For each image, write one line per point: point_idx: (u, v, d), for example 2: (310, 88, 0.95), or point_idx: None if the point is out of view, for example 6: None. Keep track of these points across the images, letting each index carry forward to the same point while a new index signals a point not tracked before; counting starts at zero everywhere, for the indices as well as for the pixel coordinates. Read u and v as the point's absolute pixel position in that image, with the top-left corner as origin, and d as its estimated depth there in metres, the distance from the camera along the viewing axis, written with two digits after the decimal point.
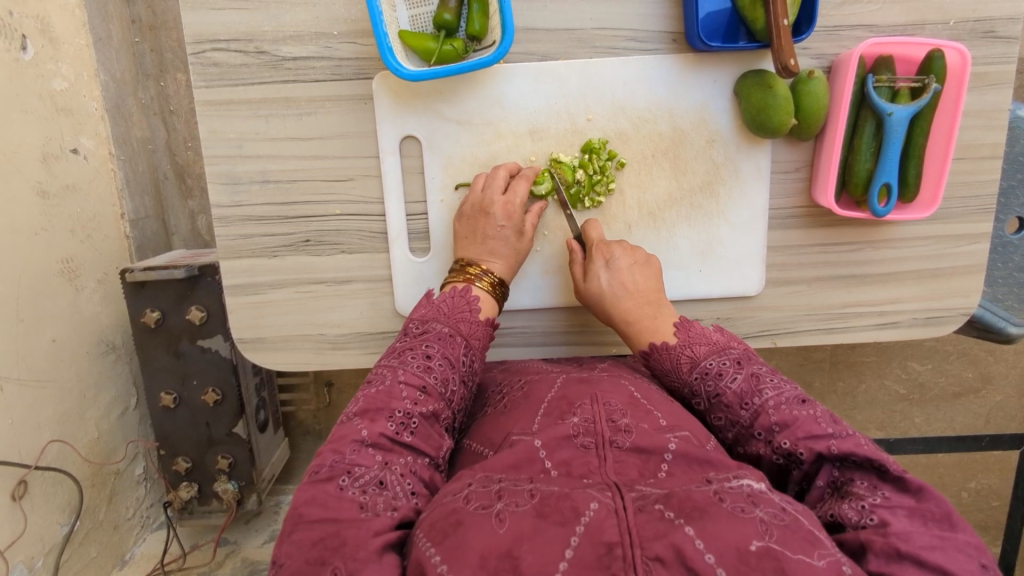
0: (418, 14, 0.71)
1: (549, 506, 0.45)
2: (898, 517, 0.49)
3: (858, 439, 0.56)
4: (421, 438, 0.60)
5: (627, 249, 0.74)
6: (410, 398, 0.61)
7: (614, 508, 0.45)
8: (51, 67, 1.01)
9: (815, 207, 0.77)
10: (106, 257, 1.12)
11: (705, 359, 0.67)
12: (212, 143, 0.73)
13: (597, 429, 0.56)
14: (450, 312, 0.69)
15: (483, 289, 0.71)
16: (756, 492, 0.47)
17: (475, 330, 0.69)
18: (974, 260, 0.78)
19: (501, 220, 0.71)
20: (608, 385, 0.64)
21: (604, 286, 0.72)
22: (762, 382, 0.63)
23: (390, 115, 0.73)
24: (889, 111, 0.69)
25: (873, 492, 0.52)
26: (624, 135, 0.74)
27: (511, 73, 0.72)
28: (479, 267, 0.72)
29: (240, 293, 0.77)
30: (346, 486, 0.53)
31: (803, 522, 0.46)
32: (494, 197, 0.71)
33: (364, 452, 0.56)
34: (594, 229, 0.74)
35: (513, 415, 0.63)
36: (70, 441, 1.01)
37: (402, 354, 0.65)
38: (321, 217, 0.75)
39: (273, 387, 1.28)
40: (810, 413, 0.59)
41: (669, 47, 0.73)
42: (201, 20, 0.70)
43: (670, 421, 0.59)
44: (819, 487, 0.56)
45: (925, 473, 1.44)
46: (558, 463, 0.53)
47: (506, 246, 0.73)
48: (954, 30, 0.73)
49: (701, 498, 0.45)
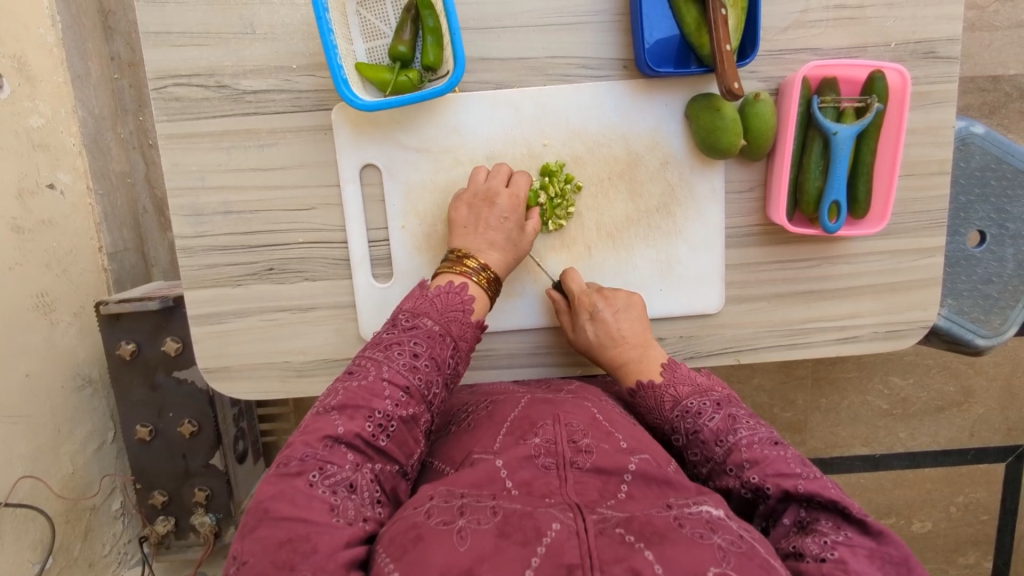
0: (374, 47, 0.73)
1: (511, 525, 0.46)
2: (857, 557, 0.51)
3: (823, 483, 0.58)
4: (396, 443, 0.60)
5: (609, 298, 0.75)
6: (392, 399, 0.60)
7: (575, 529, 0.45)
8: (28, 104, 1.03)
9: (770, 225, 0.79)
10: (83, 291, 1.13)
11: (687, 397, 0.68)
12: (175, 176, 0.74)
13: (557, 450, 0.57)
14: (443, 309, 0.68)
15: (478, 285, 0.71)
16: (714, 518, 0.49)
17: (464, 332, 0.69)
18: (930, 273, 0.80)
19: (506, 210, 0.72)
20: (571, 406, 0.65)
21: (592, 337, 0.75)
22: (738, 423, 0.65)
23: (349, 144, 0.74)
24: (834, 131, 0.71)
25: (836, 531, 0.54)
26: (580, 159, 0.76)
27: (466, 101, 0.74)
28: (475, 261, 0.72)
29: (206, 323, 0.78)
30: (316, 483, 0.53)
31: (760, 550, 0.48)
32: (499, 189, 0.73)
33: (336, 448, 0.57)
34: (574, 279, 0.76)
35: (475, 434, 0.64)
36: (43, 477, 1.00)
37: (388, 348, 0.64)
38: (285, 246, 0.76)
39: (253, 417, 1.27)
40: (781, 454, 0.61)
41: (620, 73, 0.75)
42: (162, 57, 0.71)
43: (632, 443, 0.61)
44: (786, 524, 0.58)
45: (912, 489, 1.43)
46: (519, 482, 0.53)
47: (506, 239, 0.73)
48: (896, 52, 0.75)
49: (661, 523, 0.47)
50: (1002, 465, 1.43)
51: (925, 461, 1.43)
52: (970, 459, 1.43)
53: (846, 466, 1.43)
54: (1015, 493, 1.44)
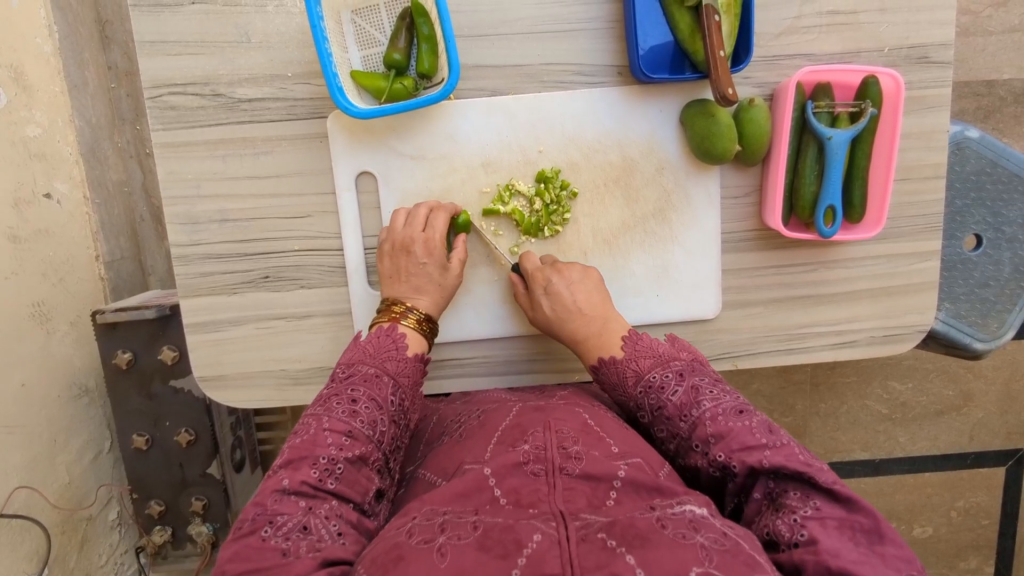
0: (370, 55, 0.74)
1: (492, 539, 0.46)
2: (827, 532, 0.52)
3: (790, 450, 0.58)
4: (347, 483, 0.59)
5: (563, 271, 0.74)
6: (334, 444, 0.60)
7: (557, 539, 0.46)
8: (25, 114, 1.03)
9: (766, 230, 0.79)
10: (80, 299, 1.13)
11: (649, 372, 0.68)
12: (171, 184, 0.74)
13: (546, 456, 0.57)
14: (376, 352, 0.69)
15: (410, 326, 0.72)
16: (698, 517, 0.49)
17: (404, 367, 0.69)
18: (927, 277, 0.80)
19: (422, 256, 0.72)
20: (562, 413, 0.65)
21: (549, 313, 0.73)
22: (701, 394, 0.65)
23: (345, 152, 0.74)
24: (828, 135, 0.71)
25: (805, 505, 0.54)
26: (575, 165, 0.76)
27: (462, 108, 0.74)
28: (403, 306, 0.73)
29: (201, 332, 0.77)
30: (269, 536, 0.53)
31: (744, 547, 0.48)
32: (416, 234, 0.72)
33: (286, 500, 0.56)
34: (529, 260, 0.76)
35: (466, 444, 0.63)
36: (39, 487, 0.99)
37: (327, 401, 0.64)
38: (281, 253, 0.76)
39: (249, 426, 1.27)
40: (746, 425, 0.61)
41: (615, 80, 0.75)
42: (158, 66, 0.71)
43: (623, 447, 0.61)
44: (757, 499, 0.58)
45: (913, 494, 1.43)
46: (507, 491, 0.53)
47: (431, 282, 0.74)
48: (889, 57, 0.75)
49: (643, 525, 0.47)
50: (1002, 469, 1.43)
51: (925, 466, 1.42)
52: (971, 463, 1.42)
53: (846, 471, 1.42)
54: (1016, 497, 1.44)
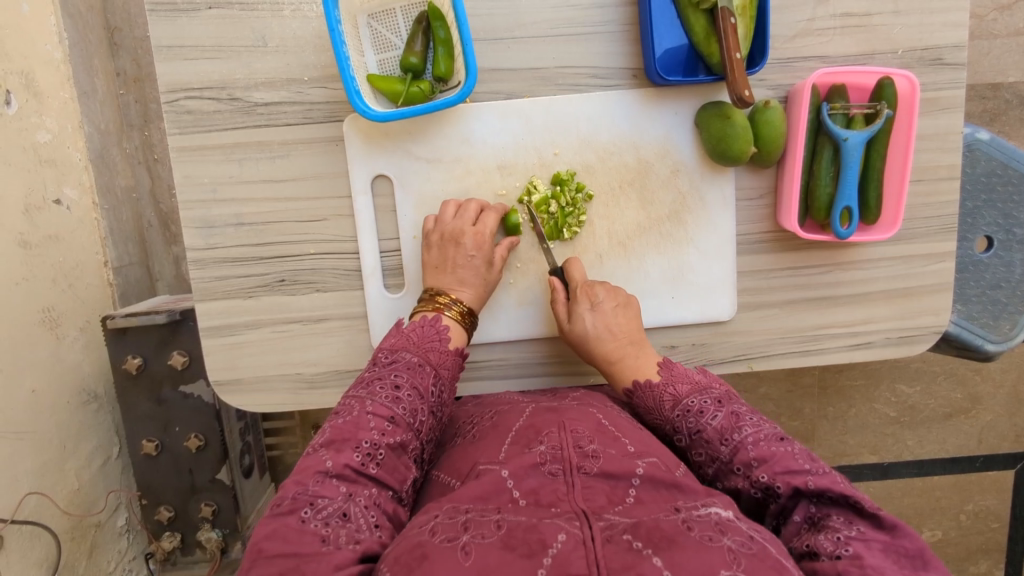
0: (385, 58, 0.74)
1: (516, 539, 0.46)
2: (872, 551, 0.50)
3: (832, 477, 0.58)
4: (387, 470, 0.60)
5: (610, 292, 0.75)
6: (377, 429, 0.61)
7: (581, 539, 0.45)
8: (36, 120, 1.03)
9: (781, 232, 0.79)
10: (89, 305, 1.13)
11: (687, 396, 0.68)
12: (187, 188, 0.74)
13: (563, 455, 0.56)
14: (419, 342, 0.70)
15: (453, 318, 0.72)
16: (723, 520, 0.49)
17: (445, 359, 0.70)
18: (941, 278, 0.80)
19: (471, 249, 0.72)
20: (576, 413, 0.65)
21: (590, 328, 0.73)
22: (742, 420, 0.64)
23: (361, 155, 0.74)
24: (844, 137, 0.71)
25: (848, 526, 0.53)
26: (591, 168, 0.76)
27: (477, 111, 0.74)
28: (448, 297, 0.73)
29: (216, 335, 0.77)
30: (308, 518, 0.54)
31: (770, 550, 0.48)
32: (465, 227, 0.73)
33: (327, 483, 0.57)
34: (574, 267, 0.76)
35: (480, 445, 0.63)
36: (49, 493, 0.99)
37: (370, 384, 0.65)
38: (296, 257, 0.76)
39: (258, 431, 1.26)
40: (788, 450, 0.61)
41: (630, 83, 0.75)
42: (174, 70, 0.71)
43: (638, 447, 0.60)
44: (797, 522, 0.57)
45: (921, 497, 1.42)
46: (525, 491, 0.53)
47: (476, 276, 0.74)
48: (903, 58, 0.76)
49: (669, 526, 0.47)
50: (1011, 472, 1.43)
51: (933, 469, 1.42)
52: (980, 466, 1.42)
53: (855, 475, 1.42)
54: None
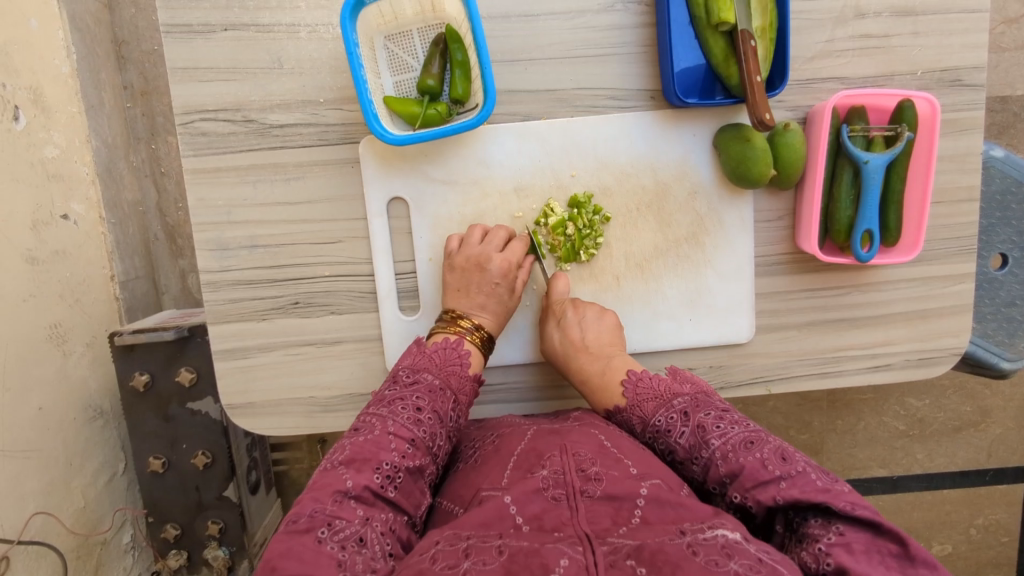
0: (402, 80, 0.73)
1: (518, 564, 0.46)
2: (854, 557, 0.50)
3: (805, 477, 0.56)
4: (404, 494, 0.60)
5: (580, 308, 0.75)
6: (398, 451, 0.61)
7: (584, 564, 0.45)
8: (44, 135, 1.03)
9: (799, 253, 0.78)
10: (96, 320, 1.12)
11: (654, 416, 0.68)
12: (200, 210, 0.73)
13: (566, 481, 0.56)
14: (441, 364, 0.70)
15: (473, 343, 0.73)
16: (731, 543, 0.48)
17: (464, 386, 0.70)
18: (961, 300, 0.79)
19: (497, 278, 0.73)
20: (578, 435, 0.64)
21: (556, 345, 0.75)
22: (708, 433, 0.63)
23: (377, 177, 0.74)
24: (865, 160, 0.71)
25: (827, 532, 0.52)
26: (609, 190, 0.75)
27: (494, 133, 0.74)
28: (468, 321, 0.73)
29: (229, 359, 0.77)
30: (325, 539, 0.52)
31: (782, 570, 0.46)
32: (492, 253, 0.72)
33: (345, 503, 0.56)
34: (559, 283, 0.76)
35: (482, 470, 0.62)
36: (55, 512, 0.98)
37: (392, 403, 0.65)
38: (310, 279, 0.75)
39: (265, 447, 1.25)
40: (756, 458, 0.59)
41: (648, 104, 0.75)
42: (189, 92, 0.71)
43: (641, 469, 0.59)
44: (781, 532, 0.57)
45: (931, 511, 1.41)
46: (529, 517, 0.52)
47: (497, 302, 0.75)
48: (922, 79, 0.75)
49: (673, 551, 0.46)
50: (1021, 485, 1.42)
51: (943, 483, 1.41)
52: (989, 480, 1.41)
53: (864, 489, 1.41)
54: None
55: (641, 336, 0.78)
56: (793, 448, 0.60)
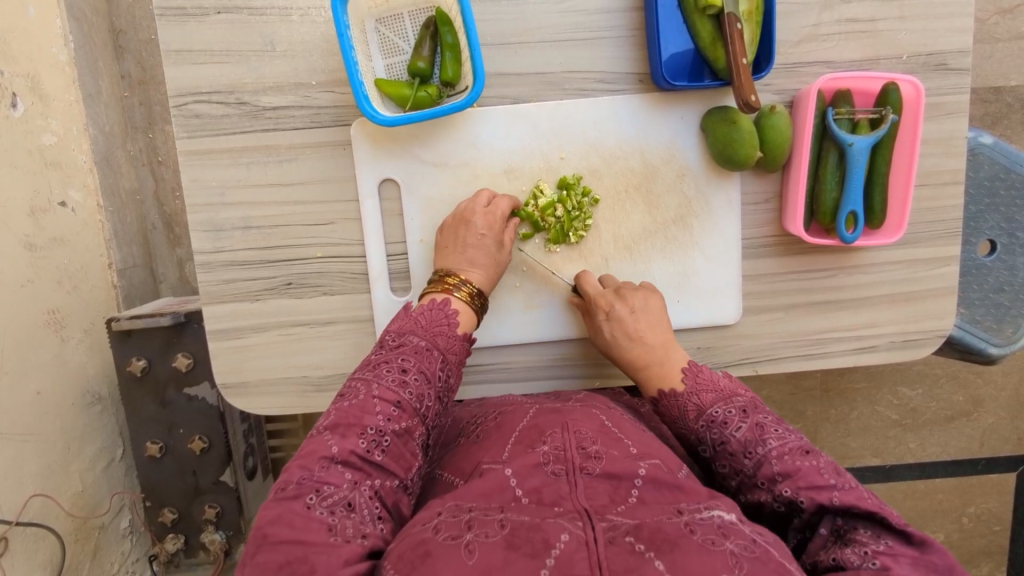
0: (392, 63, 0.74)
1: (519, 538, 0.46)
2: (902, 566, 0.50)
3: (860, 493, 0.57)
4: (392, 457, 0.60)
5: (625, 297, 0.74)
6: (383, 414, 0.61)
7: (584, 540, 0.45)
8: (41, 122, 1.03)
9: (786, 236, 0.79)
10: (94, 306, 1.13)
11: (711, 406, 0.67)
12: (194, 192, 0.74)
13: (566, 457, 0.57)
14: (428, 325, 0.69)
15: (462, 299, 0.72)
16: (726, 524, 0.49)
17: (453, 344, 0.70)
18: (945, 283, 0.80)
19: (481, 228, 0.73)
20: (579, 414, 0.65)
21: (610, 338, 0.75)
22: (766, 432, 0.63)
23: (367, 159, 0.75)
24: (849, 142, 0.72)
25: (877, 541, 0.53)
26: (596, 172, 0.77)
27: (484, 116, 0.75)
28: (456, 278, 0.73)
29: (223, 339, 0.78)
30: (314, 505, 0.54)
31: (775, 553, 0.48)
32: (477, 208, 0.74)
33: (332, 469, 0.57)
34: (588, 283, 0.76)
35: (484, 444, 0.64)
36: (53, 495, 0.99)
37: (377, 367, 0.65)
38: (303, 260, 0.77)
39: (262, 434, 1.26)
40: (814, 464, 0.60)
41: (636, 87, 0.76)
42: (182, 75, 0.72)
43: (640, 449, 0.60)
44: (823, 536, 0.57)
45: (924, 499, 1.43)
46: (529, 490, 0.53)
47: (486, 256, 0.74)
48: (907, 64, 0.76)
49: (671, 530, 0.47)
50: (1013, 475, 1.43)
51: (936, 472, 1.42)
52: (982, 469, 1.42)
53: (857, 477, 1.42)
54: None
55: None
56: (844, 469, 0.61)
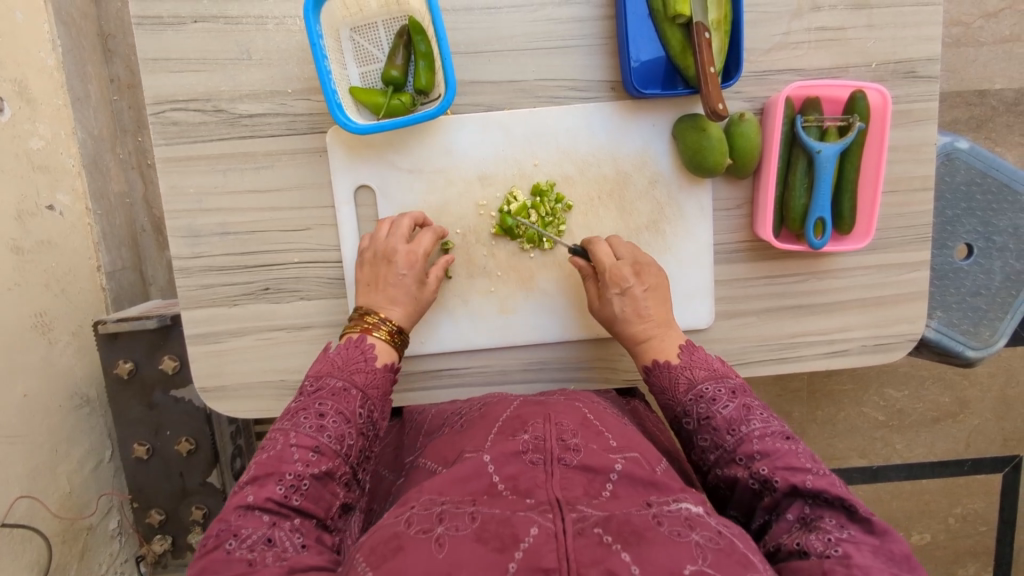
0: (368, 71, 0.75)
1: (489, 532, 0.47)
2: (862, 553, 0.52)
3: (831, 480, 0.59)
4: (311, 499, 0.60)
5: (640, 274, 0.74)
6: (301, 461, 0.60)
7: (553, 532, 0.46)
8: (29, 126, 1.04)
9: (758, 241, 0.80)
10: (82, 309, 1.14)
11: (703, 382, 0.68)
12: (173, 198, 0.75)
13: (545, 447, 0.57)
14: (345, 364, 0.68)
15: (381, 338, 0.71)
16: (693, 516, 0.50)
17: (373, 379, 0.69)
18: (917, 287, 0.81)
19: (401, 268, 0.73)
20: (562, 407, 0.66)
21: (618, 313, 0.73)
22: (752, 413, 0.65)
23: (343, 165, 0.76)
24: (818, 149, 0.73)
25: (840, 528, 0.55)
26: (570, 178, 0.78)
27: (459, 123, 0.76)
28: (376, 317, 0.72)
29: (202, 343, 0.79)
30: (233, 549, 0.54)
31: (738, 545, 0.49)
32: (397, 246, 0.73)
33: (249, 516, 0.57)
34: (603, 254, 0.74)
35: (467, 433, 0.64)
36: (40, 497, 1.00)
37: (295, 415, 0.64)
38: (281, 266, 0.78)
39: (249, 436, 1.27)
40: (793, 448, 0.62)
41: (609, 95, 0.77)
42: (160, 82, 0.73)
43: (620, 442, 0.61)
44: (788, 520, 0.58)
45: (911, 500, 1.44)
46: (505, 477, 0.54)
47: (407, 294, 0.74)
48: (877, 71, 0.77)
49: (639, 522, 0.48)
50: (1000, 476, 1.43)
51: (922, 473, 1.43)
52: (967, 469, 1.43)
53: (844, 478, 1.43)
54: (1013, 505, 1.44)
55: None
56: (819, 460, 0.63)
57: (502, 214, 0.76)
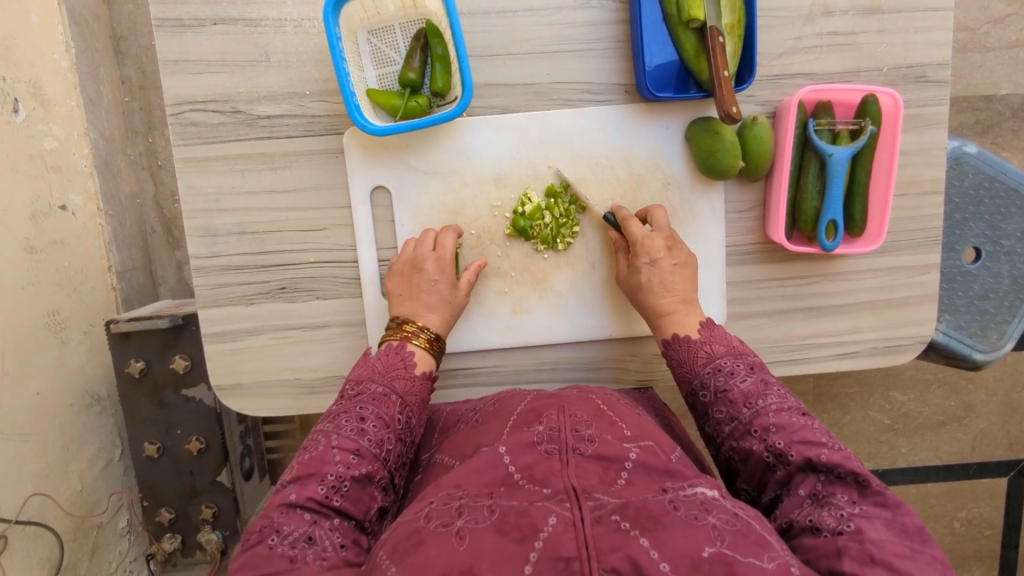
0: (384, 73, 0.76)
1: (508, 524, 0.47)
2: (873, 526, 0.53)
3: (846, 455, 0.59)
4: (351, 501, 0.61)
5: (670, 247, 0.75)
6: (343, 461, 0.61)
7: (571, 521, 0.47)
8: (42, 127, 1.05)
9: (769, 243, 0.81)
10: (93, 309, 1.15)
11: (722, 356, 0.69)
12: (190, 198, 0.76)
13: (560, 437, 0.58)
14: (385, 370, 0.70)
15: (420, 346, 0.73)
16: (708, 500, 0.51)
17: (412, 387, 0.70)
18: (926, 290, 0.82)
19: (434, 274, 0.75)
20: (574, 399, 0.66)
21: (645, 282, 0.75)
22: (769, 389, 0.65)
23: (360, 166, 0.77)
24: (829, 153, 0.73)
25: (851, 503, 0.55)
26: (585, 180, 0.78)
27: (474, 125, 0.77)
28: (414, 325, 0.74)
29: (218, 341, 0.79)
30: (276, 544, 0.55)
31: (755, 527, 0.50)
32: (426, 255, 0.75)
33: (291, 513, 0.58)
34: (633, 226, 0.75)
35: (482, 428, 0.65)
36: (52, 494, 1.01)
37: (337, 417, 0.65)
38: (296, 265, 0.78)
39: (259, 435, 1.28)
40: (809, 424, 0.62)
41: (622, 98, 0.77)
42: (179, 84, 0.74)
43: (635, 431, 0.62)
44: (800, 496, 0.58)
45: (917, 503, 1.44)
46: (521, 467, 0.55)
47: (441, 300, 0.75)
48: (888, 76, 0.78)
49: (656, 507, 0.48)
50: (1005, 480, 1.44)
51: (928, 476, 1.43)
52: (973, 473, 1.43)
53: None
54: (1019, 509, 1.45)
55: (615, 325, 0.81)
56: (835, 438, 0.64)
57: (517, 216, 0.77)
